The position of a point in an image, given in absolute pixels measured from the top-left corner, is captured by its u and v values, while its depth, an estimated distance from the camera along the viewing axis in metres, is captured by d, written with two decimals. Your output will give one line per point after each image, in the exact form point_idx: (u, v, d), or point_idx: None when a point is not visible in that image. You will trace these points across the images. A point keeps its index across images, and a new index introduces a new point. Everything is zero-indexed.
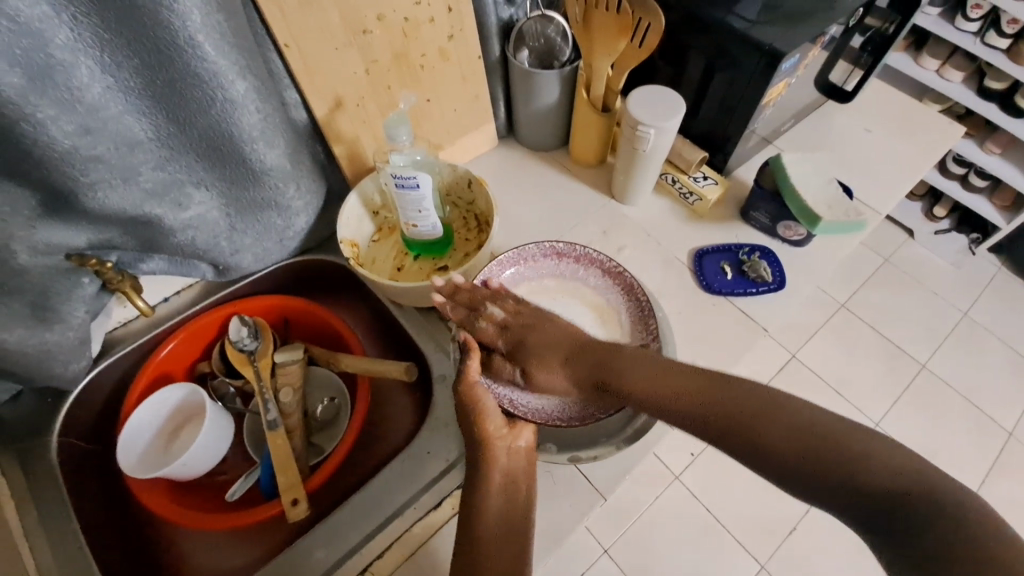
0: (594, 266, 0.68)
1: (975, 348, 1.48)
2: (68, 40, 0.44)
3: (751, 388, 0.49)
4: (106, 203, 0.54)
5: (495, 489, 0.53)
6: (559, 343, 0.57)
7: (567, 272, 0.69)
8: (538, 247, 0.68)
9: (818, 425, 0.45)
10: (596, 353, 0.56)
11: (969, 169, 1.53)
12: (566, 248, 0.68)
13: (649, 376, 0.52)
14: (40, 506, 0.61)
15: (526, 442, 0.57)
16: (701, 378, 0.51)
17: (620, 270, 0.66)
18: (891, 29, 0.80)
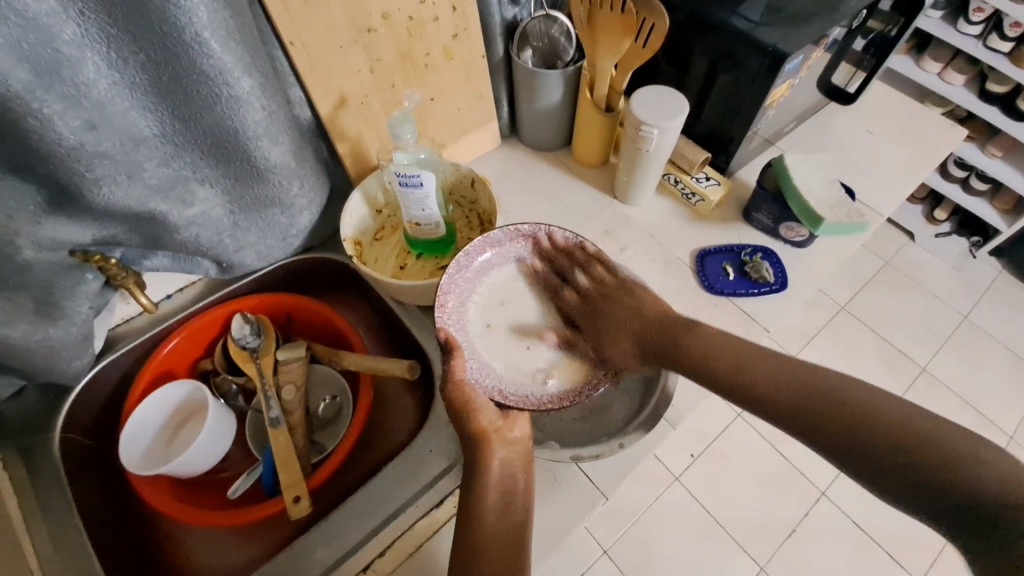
0: (564, 245, 0.64)
1: (976, 351, 1.48)
2: (76, 36, 0.45)
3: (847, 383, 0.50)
4: (111, 199, 0.54)
5: (493, 486, 0.52)
6: (637, 313, 0.62)
7: (535, 254, 0.65)
8: (502, 231, 0.62)
9: (888, 423, 0.46)
10: (663, 320, 0.61)
11: (970, 172, 1.53)
12: (534, 229, 0.63)
13: (707, 348, 0.58)
14: (41, 502, 0.61)
15: (524, 434, 0.56)
16: (789, 368, 0.53)
17: (591, 249, 0.63)
18: (892, 31, 0.80)
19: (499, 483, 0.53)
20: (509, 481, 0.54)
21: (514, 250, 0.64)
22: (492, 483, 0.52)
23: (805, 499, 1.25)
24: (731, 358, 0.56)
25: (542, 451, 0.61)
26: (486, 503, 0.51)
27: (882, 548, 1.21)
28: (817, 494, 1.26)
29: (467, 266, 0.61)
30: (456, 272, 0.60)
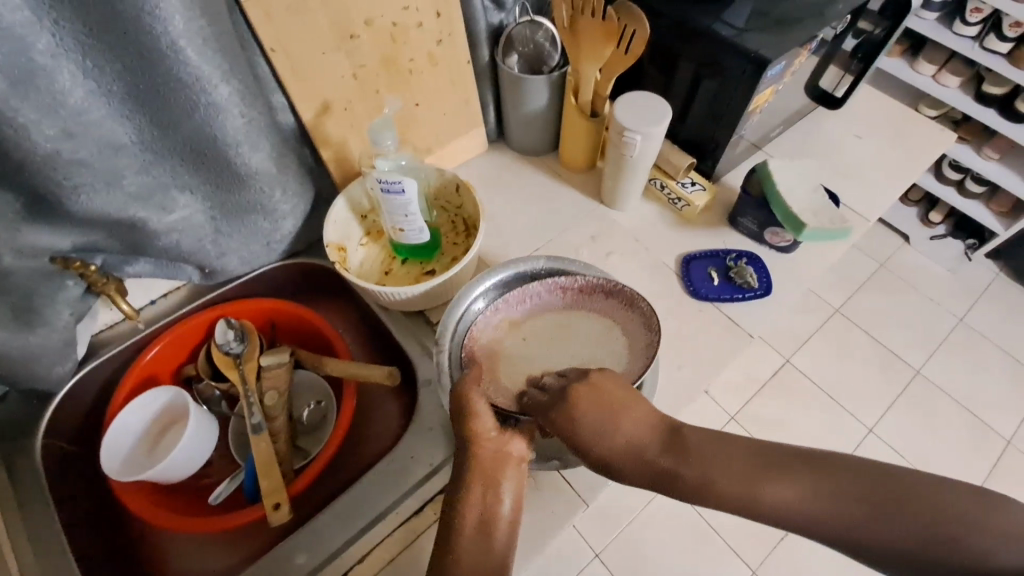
0: (600, 291, 0.64)
1: (971, 355, 1.48)
2: (51, 45, 0.45)
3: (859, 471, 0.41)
4: (90, 206, 0.54)
5: (473, 505, 0.47)
6: (641, 426, 0.48)
7: (573, 303, 0.65)
8: (539, 284, 0.64)
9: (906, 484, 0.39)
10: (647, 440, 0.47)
11: (966, 174, 1.52)
12: (569, 281, 0.64)
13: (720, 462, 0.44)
14: (22, 507, 0.61)
15: (521, 454, 0.50)
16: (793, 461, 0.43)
17: (631, 294, 0.62)
18: (878, 33, 0.81)
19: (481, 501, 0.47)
20: (498, 494, 0.48)
21: (553, 300, 0.65)
22: (474, 501, 0.47)
23: None
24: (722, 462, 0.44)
25: None
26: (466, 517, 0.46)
27: None
28: None
29: (501, 312, 0.64)
30: (490, 315, 0.63)
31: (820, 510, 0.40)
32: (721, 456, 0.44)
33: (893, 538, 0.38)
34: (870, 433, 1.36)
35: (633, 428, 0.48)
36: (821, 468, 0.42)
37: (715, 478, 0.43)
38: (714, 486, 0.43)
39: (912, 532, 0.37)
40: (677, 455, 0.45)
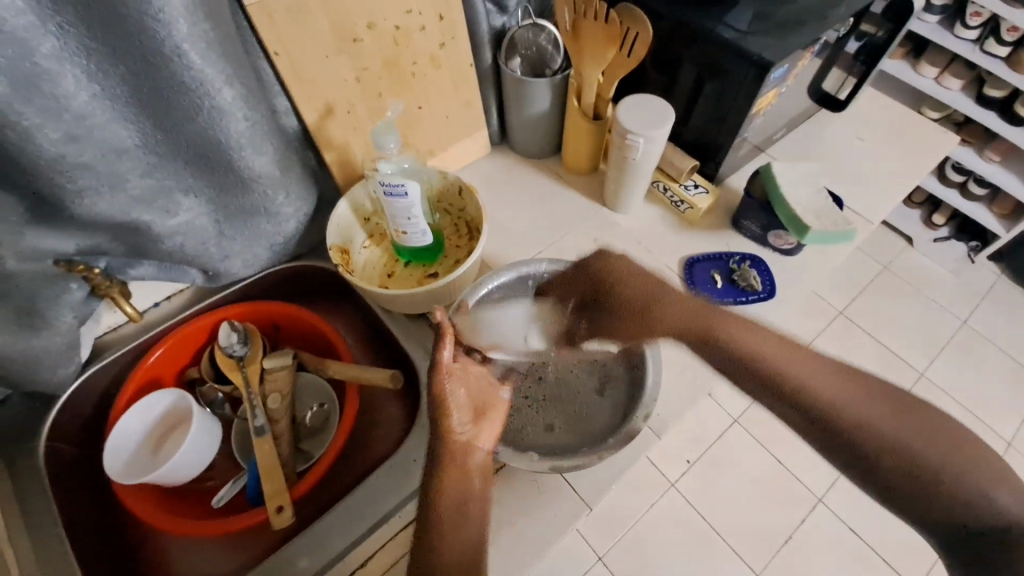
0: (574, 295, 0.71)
1: (974, 357, 1.47)
2: (55, 49, 0.45)
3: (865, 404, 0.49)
4: (94, 209, 0.54)
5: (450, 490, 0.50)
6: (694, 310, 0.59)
7: None
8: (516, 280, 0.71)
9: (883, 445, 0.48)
10: (781, 352, 0.53)
11: (968, 176, 1.52)
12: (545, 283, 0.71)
13: (773, 347, 0.53)
14: (25, 511, 0.61)
15: (487, 448, 0.55)
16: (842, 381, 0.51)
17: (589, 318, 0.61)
18: (880, 35, 0.80)
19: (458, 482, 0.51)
20: (472, 476, 0.52)
21: None
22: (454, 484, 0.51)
23: (802, 506, 1.24)
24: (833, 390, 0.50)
25: (521, 461, 0.59)
26: (441, 508, 0.49)
27: (878, 556, 1.20)
28: (814, 501, 1.25)
29: None
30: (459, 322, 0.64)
31: (873, 411, 0.49)
32: (833, 375, 0.51)
33: (937, 453, 0.48)
34: None
35: (769, 345, 0.53)
36: (902, 407, 0.50)
37: (759, 347, 0.53)
38: (817, 394, 0.50)
39: (943, 454, 0.48)
40: (789, 355, 0.52)
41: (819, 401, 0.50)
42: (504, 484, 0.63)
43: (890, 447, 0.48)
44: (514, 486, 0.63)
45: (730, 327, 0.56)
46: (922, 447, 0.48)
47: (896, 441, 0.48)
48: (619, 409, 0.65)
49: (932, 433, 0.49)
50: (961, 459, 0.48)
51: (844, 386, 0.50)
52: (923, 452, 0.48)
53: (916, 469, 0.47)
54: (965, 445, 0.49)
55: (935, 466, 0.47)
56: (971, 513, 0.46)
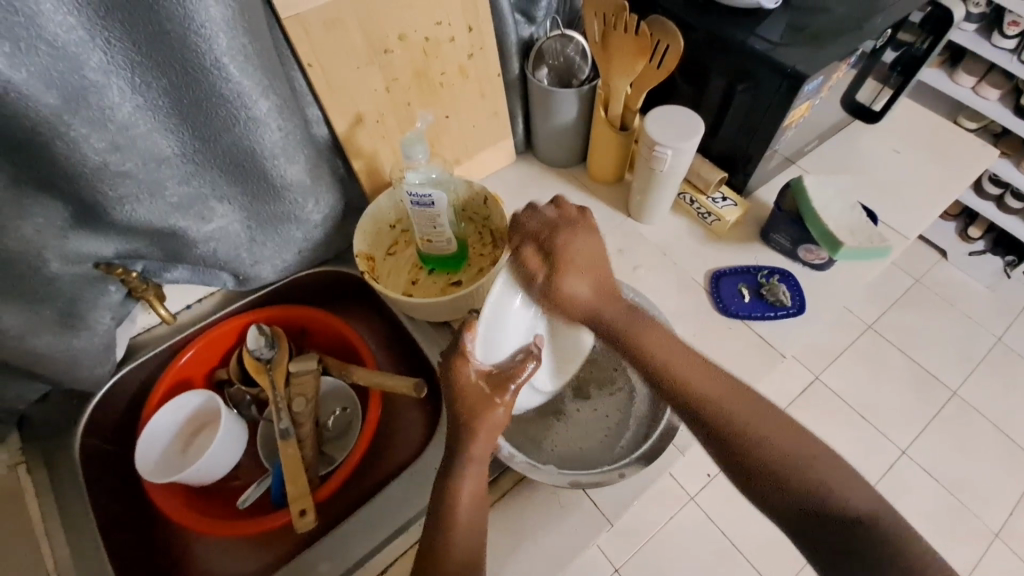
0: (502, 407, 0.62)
1: (1009, 376, 1.42)
2: (102, 62, 0.47)
3: (752, 417, 0.52)
4: (133, 216, 0.56)
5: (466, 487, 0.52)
6: (596, 260, 0.62)
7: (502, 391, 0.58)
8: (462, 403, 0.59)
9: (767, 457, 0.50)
10: (673, 353, 0.57)
11: (1005, 189, 1.46)
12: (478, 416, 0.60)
13: (667, 358, 0.57)
14: (62, 505, 0.64)
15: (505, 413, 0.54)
16: (727, 390, 0.54)
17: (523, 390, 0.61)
18: (921, 46, 0.78)
19: (473, 489, 0.52)
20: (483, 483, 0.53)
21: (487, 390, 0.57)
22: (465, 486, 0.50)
23: None
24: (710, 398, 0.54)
25: (542, 476, 0.59)
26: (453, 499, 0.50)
27: None
28: None
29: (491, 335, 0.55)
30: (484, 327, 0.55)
31: (723, 401, 0.53)
32: (693, 368, 0.56)
33: (785, 450, 0.51)
34: (902, 455, 1.32)
35: (680, 358, 0.57)
36: (760, 413, 0.53)
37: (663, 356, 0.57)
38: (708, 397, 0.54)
39: (785, 462, 0.50)
40: (695, 367, 0.56)
41: (693, 394, 0.54)
42: (526, 493, 0.63)
43: (757, 453, 0.51)
44: (535, 498, 0.63)
45: (659, 343, 0.58)
46: (774, 436, 0.51)
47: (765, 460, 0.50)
48: (642, 425, 0.64)
49: (787, 435, 0.52)
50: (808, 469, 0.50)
51: (727, 397, 0.54)
52: (771, 448, 0.51)
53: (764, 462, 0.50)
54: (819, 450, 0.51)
55: (790, 456, 0.50)
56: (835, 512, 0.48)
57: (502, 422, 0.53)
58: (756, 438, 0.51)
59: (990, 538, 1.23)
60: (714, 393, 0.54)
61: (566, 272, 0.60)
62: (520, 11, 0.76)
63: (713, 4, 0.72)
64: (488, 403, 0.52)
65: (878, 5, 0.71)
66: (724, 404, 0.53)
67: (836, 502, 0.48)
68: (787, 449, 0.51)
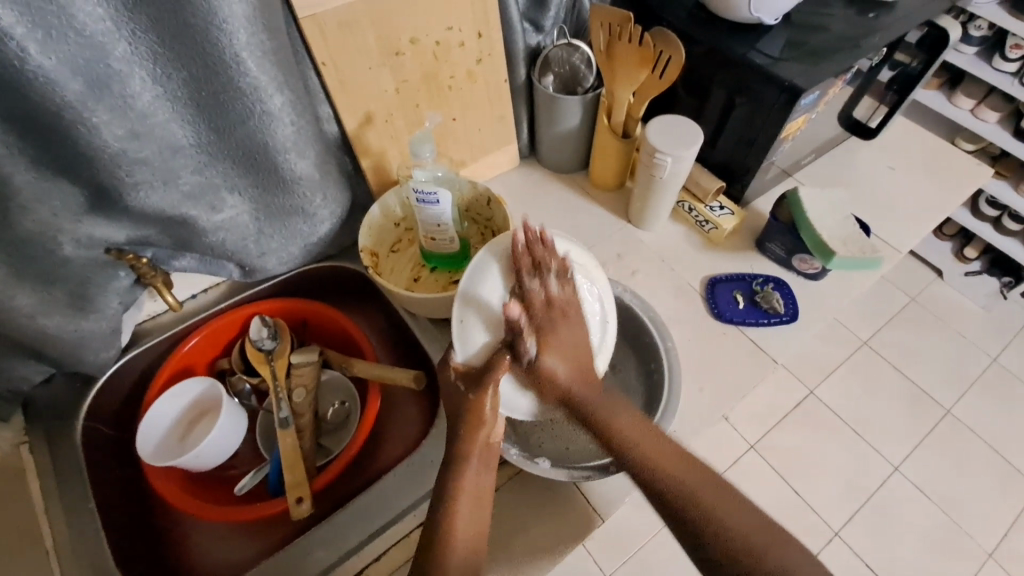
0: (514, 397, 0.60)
1: (1002, 397, 1.43)
2: (126, 53, 0.49)
3: (703, 483, 0.52)
4: (146, 203, 0.58)
5: (456, 487, 0.54)
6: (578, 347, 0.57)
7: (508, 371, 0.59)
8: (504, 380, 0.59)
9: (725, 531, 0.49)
10: (622, 419, 0.56)
11: (1003, 211, 1.47)
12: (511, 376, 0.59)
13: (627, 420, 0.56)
14: (62, 484, 0.65)
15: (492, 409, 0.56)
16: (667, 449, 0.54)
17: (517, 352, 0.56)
18: (914, 65, 0.82)
19: (472, 487, 0.55)
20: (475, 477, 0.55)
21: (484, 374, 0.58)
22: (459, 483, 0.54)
23: (814, 539, 1.23)
24: (648, 447, 0.54)
25: (535, 470, 0.61)
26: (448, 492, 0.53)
27: None
28: (830, 535, 1.25)
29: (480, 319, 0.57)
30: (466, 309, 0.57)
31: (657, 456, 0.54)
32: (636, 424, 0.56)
33: (751, 528, 0.49)
34: (895, 472, 1.32)
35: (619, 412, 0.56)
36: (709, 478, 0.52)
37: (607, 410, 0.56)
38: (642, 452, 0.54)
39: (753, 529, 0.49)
40: (643, 431, 0.55)
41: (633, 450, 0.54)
42: (518, 489, 0.64)
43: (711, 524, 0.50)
44: (527, 492, 0.64)
45: (631, 429, 0.55)
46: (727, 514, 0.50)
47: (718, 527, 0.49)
48: None
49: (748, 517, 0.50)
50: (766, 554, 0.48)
51: (661, 451, 0.54)
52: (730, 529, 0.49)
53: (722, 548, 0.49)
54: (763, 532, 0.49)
55: (753, 542, 0.49)
56: None
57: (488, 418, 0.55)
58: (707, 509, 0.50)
59: (982, 557, 1.23)
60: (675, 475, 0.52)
61: (550, 348, 0.56)
62: (528, 20, 0.79)
63: (715, 18, 0.75)
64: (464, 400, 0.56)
65: (876, 24, 0.73)
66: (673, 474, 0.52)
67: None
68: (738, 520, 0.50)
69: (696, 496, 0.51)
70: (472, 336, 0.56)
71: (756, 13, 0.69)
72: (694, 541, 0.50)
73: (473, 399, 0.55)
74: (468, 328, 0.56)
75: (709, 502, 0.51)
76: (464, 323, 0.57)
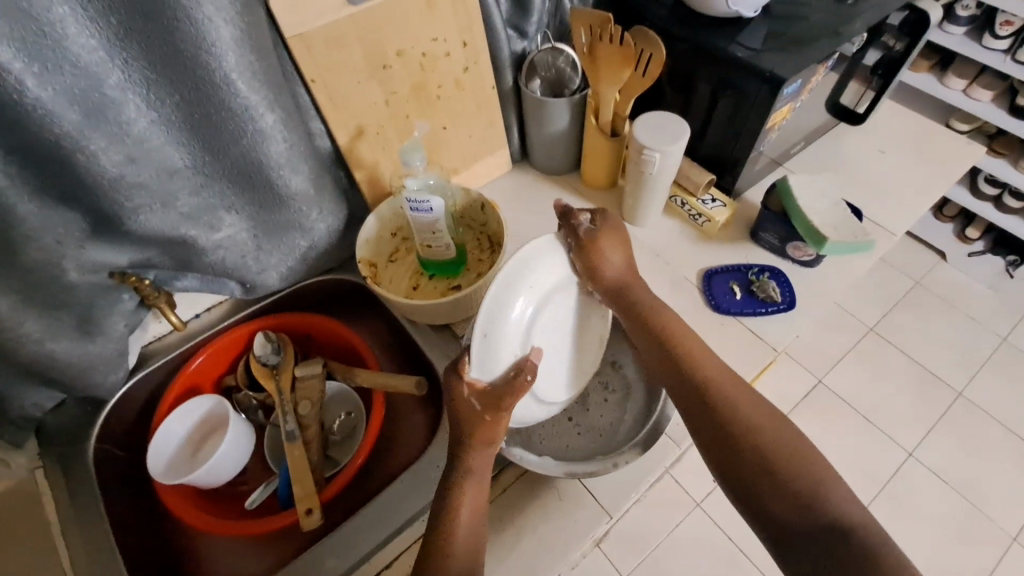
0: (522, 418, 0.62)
1: (1013, 376, 1.42)
2: (120, 81, 0.50)
3: (751, 410, 0.55)
4: (146, 226, 0.59)
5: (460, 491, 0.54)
6: (626, 241, 0.67)
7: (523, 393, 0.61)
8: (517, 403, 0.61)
9: (768, 451, 0.53)
10: (693, 345, 0.61)
11: (1003, 189, 1.46)
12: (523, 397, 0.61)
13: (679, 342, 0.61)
14: (75, 507, 0.66)
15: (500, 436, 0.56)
16: (726, 373, 0.59)
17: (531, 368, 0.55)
18: (898, 49, 0.81)
19: (471, 503, 0.54)
20: (478, 483, 0.55)
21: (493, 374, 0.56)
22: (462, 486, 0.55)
23: None
24: (704, 370, 0.59)
25: (538, 469, 0.62)
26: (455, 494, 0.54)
27: None
28: None
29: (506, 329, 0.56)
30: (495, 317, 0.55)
31: (710, 376, 0.58)
32: (698, 346, 0.61)
33: (793, 457, 0.52)
34: (909, 458, 1.31)
35: (684, 332, 0.62)
36: (758, 404, 0.56)
37: (672, 329, 0.62)
38: (702, 369, 0.59)
39: (793, 461, 0.52)
40: (704, 354, 0.60)
41: (693, 364, 0.59)
42: (525, 487, 0.65)
43: (757, 446, 0.53)
44: (533, 491, 0.65)
45: (682, 332, 0.62)
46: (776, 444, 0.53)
47: (762, 451, 0.53)
48: (636, 420, 0.66)
49: (788, 433, 0.54)
50: (808, 479, 0.51)
51: (718, 372, 0.59)
52: (772, 450, 0.53)
53: (764, 467, 0.52)
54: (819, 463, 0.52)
55: (802, 467, 0.51)
56: (833, 521, 0.48)
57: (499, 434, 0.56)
58: (755, 432, 0.54)
59: (1003, 541, 1.22)
60: (725, 389, 0.57)
61: (609, 244, 0.64)
62: (512, 27, 0.80)
63: (696, 14, 0.76)
64: (478, 419, 0.55)
65: (855, 11, 0.74)
66: (723, 389, 0.57)
67: (833, 509, 0.49)
68: (780, 443, 0.53)
69: (742, 419, 0.55)
70: (498, 348, 0.56)
71: (734, 6, 0.70)
72: (727, 453, 0.54)
73: (487, 419, 0.55)
74: (494, 337, 0.55)
75: (746, 406, 0.56)
76: (488, 339, 0.55)
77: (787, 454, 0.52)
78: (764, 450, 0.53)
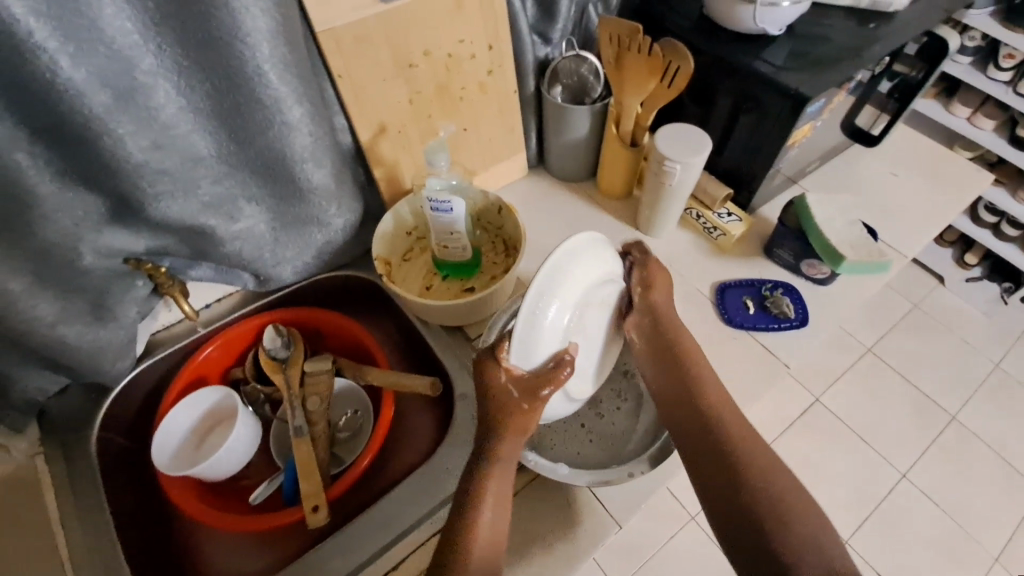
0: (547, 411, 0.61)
1: (1006, 402, 1.43)
2: (152, 66, 0.50)
3: (748, 439, 0.60)
4: (166, 213, 0.59)
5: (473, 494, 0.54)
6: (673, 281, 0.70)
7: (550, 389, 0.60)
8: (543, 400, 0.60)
9: (744, 468, 0.58)
10: (709, 377, 0.63)
11: (1002, 217, 1.48)
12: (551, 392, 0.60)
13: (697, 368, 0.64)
14: (76, 495, 0.65)
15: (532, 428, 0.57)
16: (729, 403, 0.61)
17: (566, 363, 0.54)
18: (915, 74, 0.83)
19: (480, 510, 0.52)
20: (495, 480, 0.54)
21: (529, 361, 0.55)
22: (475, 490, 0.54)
23: None
24: (715, 398, 0.62)
25: (553, 475, 0.61)
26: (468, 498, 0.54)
27: None
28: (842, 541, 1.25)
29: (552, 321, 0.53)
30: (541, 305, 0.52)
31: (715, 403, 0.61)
32: (715, 381, 0.63)
33: (769, 477, 0.57)
34: (902, 479, 1.32)
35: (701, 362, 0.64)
36: (753, 436, 0.60)
37: (692, 356, 0.65)
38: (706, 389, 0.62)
39: (769, 480, 0.57)
40: (716, 385, 0.63)
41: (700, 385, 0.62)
42: (536, 494, 0.64)
43: (742, 464, 0.58)
44: (543, 498, 0.64)
45: (703, 363, 0.64)
46: (755, 456, 0.59)
47: (743, 465, 0.58)
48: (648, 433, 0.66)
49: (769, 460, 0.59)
50: (774, 500, 0.56)
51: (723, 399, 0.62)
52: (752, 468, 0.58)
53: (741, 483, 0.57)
54: (791, 487, 0.57)
55: (775, 489, 0.56)
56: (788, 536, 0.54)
57: (528, 425, 0.56)
58: (746, 455, 0.58)
59: (991, 564, 1.23)
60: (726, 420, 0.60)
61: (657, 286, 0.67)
62: (536, 32, 0.80)
63: (720, 29, 0.76)
64: (513, 407, 0.55)
65: (876, 34, 0.75)
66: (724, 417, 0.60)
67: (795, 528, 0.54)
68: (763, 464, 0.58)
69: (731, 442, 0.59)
70: (538, 340, 0.53)
71: (760, 24, 0.71)
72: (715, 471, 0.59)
73: (524, 408, 0.55)
74: (535, 327, 0.52)
75: (742, 436, 0.59)
76: (531, 327, 0.52)
77: (762, 475, 0.57)
78: (748, 471, 0.57)
